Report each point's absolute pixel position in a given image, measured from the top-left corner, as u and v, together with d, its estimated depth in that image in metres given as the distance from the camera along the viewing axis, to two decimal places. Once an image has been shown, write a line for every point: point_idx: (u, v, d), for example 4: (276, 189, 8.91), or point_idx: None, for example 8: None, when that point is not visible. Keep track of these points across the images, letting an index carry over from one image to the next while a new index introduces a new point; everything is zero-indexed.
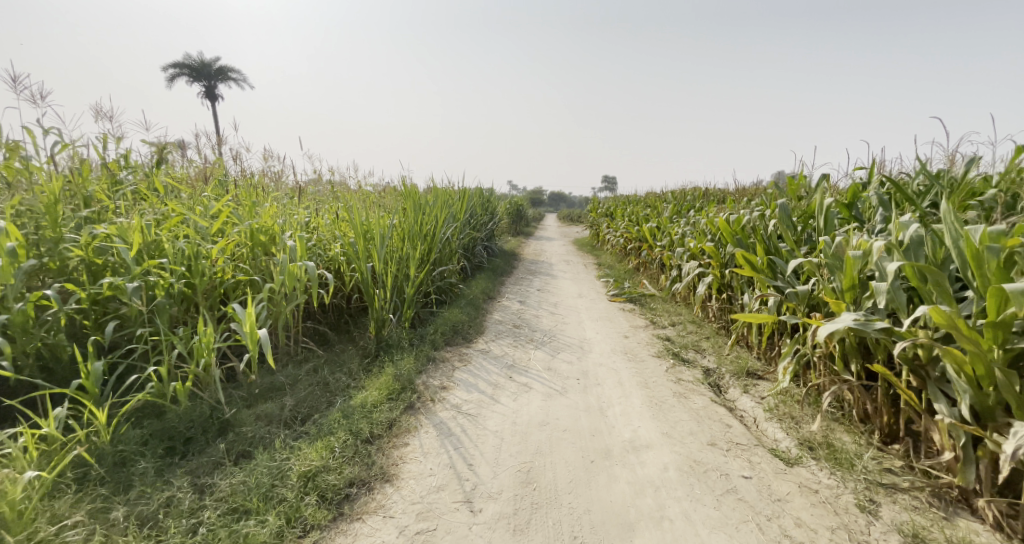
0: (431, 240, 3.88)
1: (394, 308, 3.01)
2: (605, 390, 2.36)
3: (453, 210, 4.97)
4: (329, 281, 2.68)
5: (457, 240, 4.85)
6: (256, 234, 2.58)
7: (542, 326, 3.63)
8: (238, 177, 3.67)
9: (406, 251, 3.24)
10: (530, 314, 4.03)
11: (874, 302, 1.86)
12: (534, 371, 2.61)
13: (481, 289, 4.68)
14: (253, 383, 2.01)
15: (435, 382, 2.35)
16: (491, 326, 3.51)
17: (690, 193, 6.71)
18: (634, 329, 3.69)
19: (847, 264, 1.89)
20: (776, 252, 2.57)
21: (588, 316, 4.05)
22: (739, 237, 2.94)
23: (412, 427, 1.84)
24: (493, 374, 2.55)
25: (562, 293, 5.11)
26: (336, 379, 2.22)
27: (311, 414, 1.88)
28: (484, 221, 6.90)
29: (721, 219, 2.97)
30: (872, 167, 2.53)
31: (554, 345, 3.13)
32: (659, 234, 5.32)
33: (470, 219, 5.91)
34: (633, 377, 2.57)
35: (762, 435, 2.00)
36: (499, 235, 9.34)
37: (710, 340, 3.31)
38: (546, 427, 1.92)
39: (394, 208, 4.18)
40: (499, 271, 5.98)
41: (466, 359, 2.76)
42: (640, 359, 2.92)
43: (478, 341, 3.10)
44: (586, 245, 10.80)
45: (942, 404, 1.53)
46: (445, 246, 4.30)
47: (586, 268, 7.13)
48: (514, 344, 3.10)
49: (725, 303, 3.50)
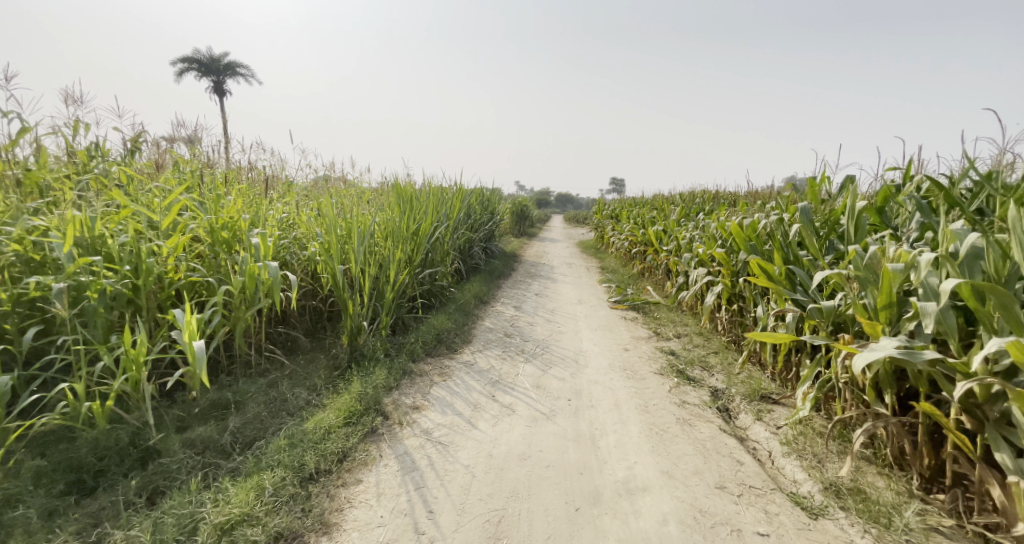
0: (421, 240, 3.63)
1: (372, 314, 2.76)
2: (599, 415, 2.09)
3: (448, 209, 4.73)
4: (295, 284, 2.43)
5: (451, 240, 4.60)
6: (216, 230, 2.36)
7: (536, 335, 3.36)
8: (214, 169, 3.44)
9: (388, 252, 2.99)
10: (525, 322, 3.76)
11: (917, 324, 1.56)
12: (521, 389, 2.34)
13: (475, 293, 4.42)
14: (195, 402, 1.80)
15: (407, 401, 2.09)
16: (480, 335, 3.25)
17: (699, 196, 6.41)
18: (635, 341, 3.40)
19: (884, 278, 1.61)
20: (796, 261, 2.29)
21: (587, 325, 3.78)
22: (753, 243, 2.66)
23: (369, 460, 1.58)
24: (475, 392, 2.28)
25: (561, 298, 4.83)
26: (294, 399, 1.98)
27: (256, 441, 1.66)
28: (484, 221, 6.65)
29: (734, 223, 2.70)
30: (909, 166, 2.22)
31: (546, 358, 2.87)
32: (665, 238, 5.02)
33: (468, 219, 5.66)
34: (632, 398, 2.29)
35: (778, 475, 1.72)
36: (500, 237, 9.07)
37: (719, 356, 3.02)
38: (527, 461, 1.65)
39: (383, 206, 3.92)
40: (497, 274, 5.73)
41: (447, 373, 2.50)
42: (640, 376, 2.64)
43: (464, 353, 2.84)
44: (590, 247, 10.50)
45: (1008, 456, 1.23)
46: (437, 246, 4.05)
47: (589, 272, 6.85)
48: (503, 357, 2.84)
49: (736, 315, 3.21)
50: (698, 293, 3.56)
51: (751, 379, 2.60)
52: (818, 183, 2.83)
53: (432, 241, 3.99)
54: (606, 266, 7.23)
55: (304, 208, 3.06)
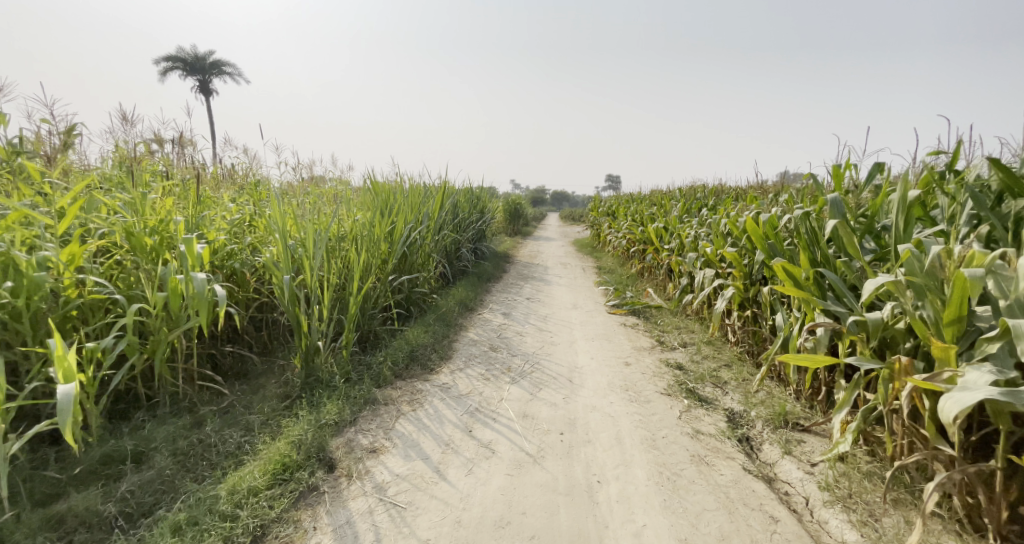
0: (395, 243, 3.25)
1: (333, 331, 2.38)
2: (597, 454, 1.73)
3: (431, 208, 4.35)
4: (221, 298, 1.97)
5: (433, 242, 4.21)
6: (135, 235, 1.97)
7: (526, 348, 2.98)
8: (157, 165, 3.01)
9: (352, 259, 2.60)
10: (514, 332, 3.38)
11: (1005, 349, 1.18)
12: (504, 420, 1.97)
13: (460, 300, 4.04)
14: (76, 463, 1.48)
15: (363, 442, 1.72)
16: (463, 349, 2.87)
17: (700, 190, 6.07)
18: (637, 353, 3.04)
19: (955, 286, 1.24)
20: (828, 262, 1.94)
21: (583, 334, 3.41)
22: (772, 242, 2.30)
23: (297, 537, 1.21)
24: (448, 425, 1.91)
25: (554, 303, 4.46)
26: (218, 447, 1.64)
27: (157, 508, 1.34)
28: (472, 220, 6.25)
29: (750, 219, 2.34)
30: (961, 148, 1.85)
31: (536, 377, 2.49)
32: (666, 236, 4.67)
33: (454, 219, 5.28)
34: (637, 430, 1.92)
35: (822, 535, 1.36)
36: (492, 237, 8.70)
37: (732, 371, 2.67)
38: (505, 531, 1.28)
39: (355, 207, 3.53)
40: (486, 278, 5.36)
41: (418, 400, 2.13)
42: (645, 398, 2.28)
43: (442, 373, 2.46)
44: (586, 246, 10.13)
45: None
46: (416, 249, 3.67)
47: (585, 272, 6.50)
48: (486, 377, 2.46)
49: (749, 322, 2.86)
50: (705, 297, 3.20)
51: (772, 400, 2.24)
52: (842, 172, 2.46)
53: (410, 243, 3.62)
54: (602, 266, 6.87)
55: (258, 208, 2.67)
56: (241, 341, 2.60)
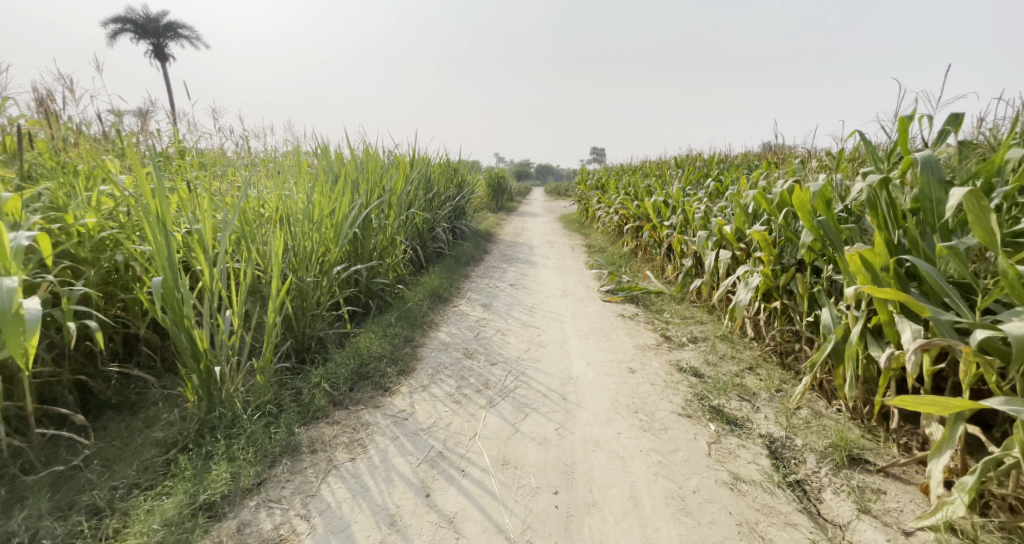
0: (344, 224, 2.62)
1: (248, 347, 1.79)
2: (608, 530, 1.21)
3: (395, 181, 3.69)
4: (33, 324, 1.19)
5: (398, 223, 3.58)
6: None
7: (508, 352, 2.44)
8: (21, 127, 2.27)
9: (271, 244, 1.96)
10: (493, 329, 2.84)
11: None
12: (477, 471, 1.43)
13: (432, 290, 3.46)
14: None
15: (263, 527, 1.16)
16: (429, 357, 2.30)
17: (699, 160, 5.50)
18: (642, 353, 2.53)
19: None
20: (915, 247, 1.44)
21: (575, 330, 2.89)
22: (824, 219, 1.81)
23: None
24: (397, 485, 1.36)
25: (541, 290, 3.90)
26: None
27: None
28: (449, 196, 5.59)
29: (798, 188, 1.85)
30: None
31: (521, 395, 1.95)
32: (666, 211, 4.13)
33: (426, 194, 4.62)
34: (658, 482, 1.41)
35: None
36: (472, 214, 8.07)
37: (760, 379, 2.18)
38: None
39: (296, 180, 2.87)
40: (463, 261, 4.76)
41: (359, 442, 1.56)
42: (660, 423, 1.77)
43: (399, 395, 1.90)
44: (573, 222, 9.57)
45: None
46: (374, 232, 3.05)
47: (573, 252, 5.95)
48: (456, 398, 1.91)
49: (777, 317, 2.37)
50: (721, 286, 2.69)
51: (822, 425, 1.76)
52: (910, 125, 1.92)
53: (366, 224, 2.99)
54: (591, 245, 6.32)
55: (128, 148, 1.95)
56: (143, 357, 2.01)
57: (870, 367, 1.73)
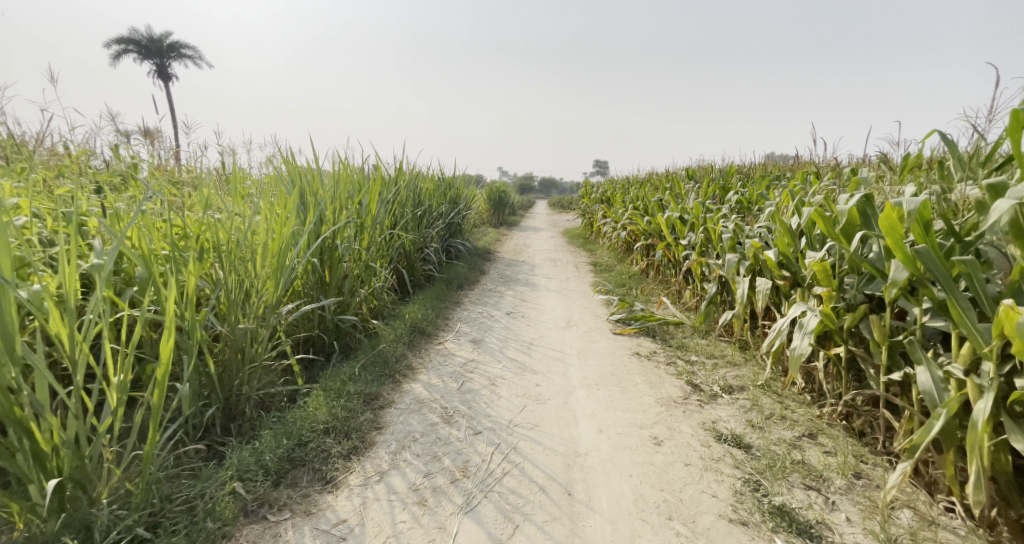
0: (300, 253, 2.16)
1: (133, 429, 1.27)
2: None
3: (374, 198, 3.22)
4: None
5: (376, 246, 3.12)
6: None
7: (497, 414, 1.92)
8: None
9: (171, 282, 1.43)
10: (482, 377, 2.33)
11: None
12: None
13: (414, 323, 2.97)
14: None
15: None
16: (396, 425, 1.80)
17: (715, 171, 5.01)
18: (666, 412, 2.01)
19: None
20: None
21: (582, 376, 2.37)
22: (927, 247, 1.33)
23: None
24: None
25: (542, 320, 3.40)
26: None
27: None
28: (441, 212, 5.14)
29: (887, 205, 1.36)
30: None
31: (510, 489, 1.44)
32: (682, 228, 3.63)
33: (414, 212, 4.17)
34: None
35: None
36: (469, 232, 7.65)
37: (827, 455, 1.65)
38: None
39: (248, 199, 2.41)
40: (456, 285, 4.27)
41: None
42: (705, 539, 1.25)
43: (343, 493, 1.39)
44: (577, 237, 9.07)
45: None
46: (342, 260, 2.57)
47: (577, 272, 5.44)
48: (422, 494, 1.40)
49: (840, 369, 1.86)
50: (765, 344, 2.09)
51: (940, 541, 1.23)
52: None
53: (333, 250, 2.52)
54: (597, 264, 5.82)
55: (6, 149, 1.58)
56: None
57: (1004, 457, 1.22)
